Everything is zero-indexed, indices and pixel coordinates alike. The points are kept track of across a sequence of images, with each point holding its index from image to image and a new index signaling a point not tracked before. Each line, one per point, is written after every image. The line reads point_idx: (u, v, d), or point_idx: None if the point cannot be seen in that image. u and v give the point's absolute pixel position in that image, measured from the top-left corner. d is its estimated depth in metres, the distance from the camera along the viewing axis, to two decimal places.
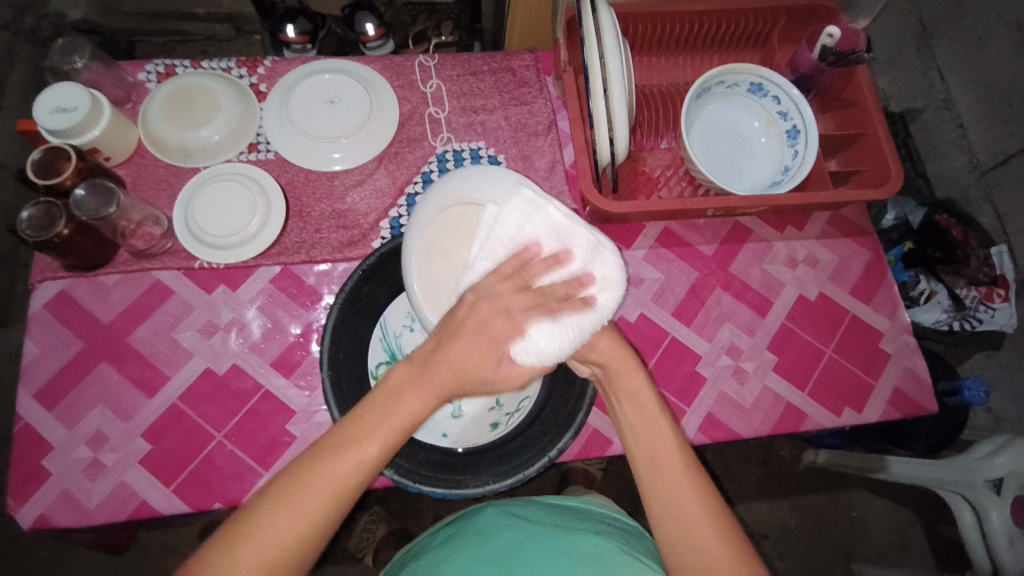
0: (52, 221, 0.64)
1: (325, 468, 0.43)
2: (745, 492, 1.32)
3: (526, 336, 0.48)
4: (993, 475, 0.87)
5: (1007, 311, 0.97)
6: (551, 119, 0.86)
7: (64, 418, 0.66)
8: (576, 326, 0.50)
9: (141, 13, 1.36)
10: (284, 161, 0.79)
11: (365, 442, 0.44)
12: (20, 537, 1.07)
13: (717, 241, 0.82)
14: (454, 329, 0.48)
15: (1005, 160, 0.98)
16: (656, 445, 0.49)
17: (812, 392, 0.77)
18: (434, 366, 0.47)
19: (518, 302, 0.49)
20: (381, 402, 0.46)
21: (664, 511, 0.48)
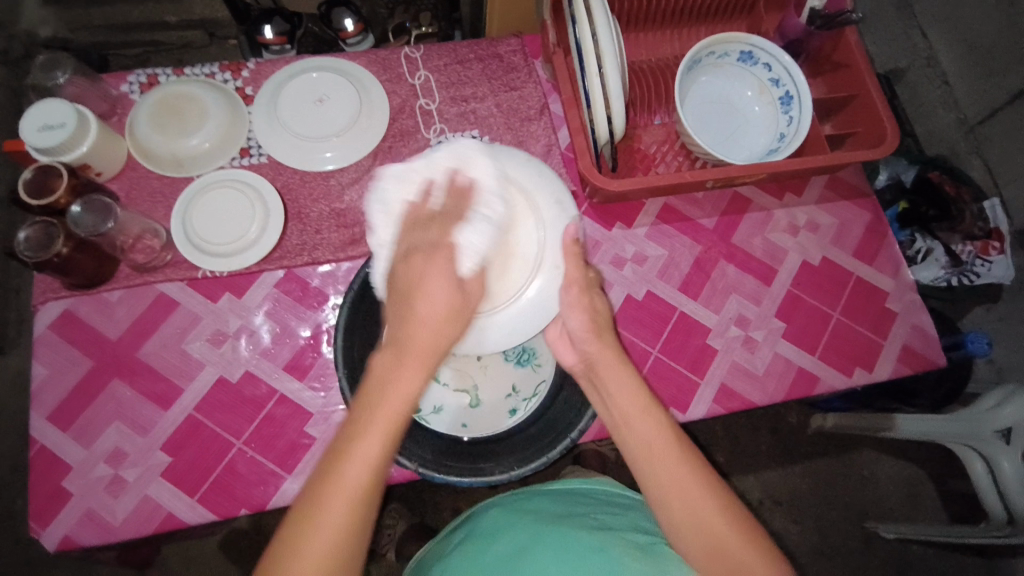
0: (50, 241, 0.63)
1: (324, 497, 0.40)
2: (756, 461, 1.33)
3: (461, 243, 0.53)
4: (1001, 426, 0.88)
5: (1003, 263, 0.97)
6: (543, 102, 0.85)
7: (79, 437, 0.66)
8: (484, 219, 0.56)
9: (111, 25, 1.32)
10: (277, 164, 0.78)
11: (357, 461, 0.41)
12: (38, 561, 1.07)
13: (717, 213, 0.82)
14: (414, 284, 0.49)
15: (993, 112, 0.99)
16: (648, 430, 0.50)
17: (823, 355, 0.78)
18: (408, 347, 0.46)
19: (434, 232, 0.53)
20: (362, 401, 0.44)
21: (662, 486, 0.48)
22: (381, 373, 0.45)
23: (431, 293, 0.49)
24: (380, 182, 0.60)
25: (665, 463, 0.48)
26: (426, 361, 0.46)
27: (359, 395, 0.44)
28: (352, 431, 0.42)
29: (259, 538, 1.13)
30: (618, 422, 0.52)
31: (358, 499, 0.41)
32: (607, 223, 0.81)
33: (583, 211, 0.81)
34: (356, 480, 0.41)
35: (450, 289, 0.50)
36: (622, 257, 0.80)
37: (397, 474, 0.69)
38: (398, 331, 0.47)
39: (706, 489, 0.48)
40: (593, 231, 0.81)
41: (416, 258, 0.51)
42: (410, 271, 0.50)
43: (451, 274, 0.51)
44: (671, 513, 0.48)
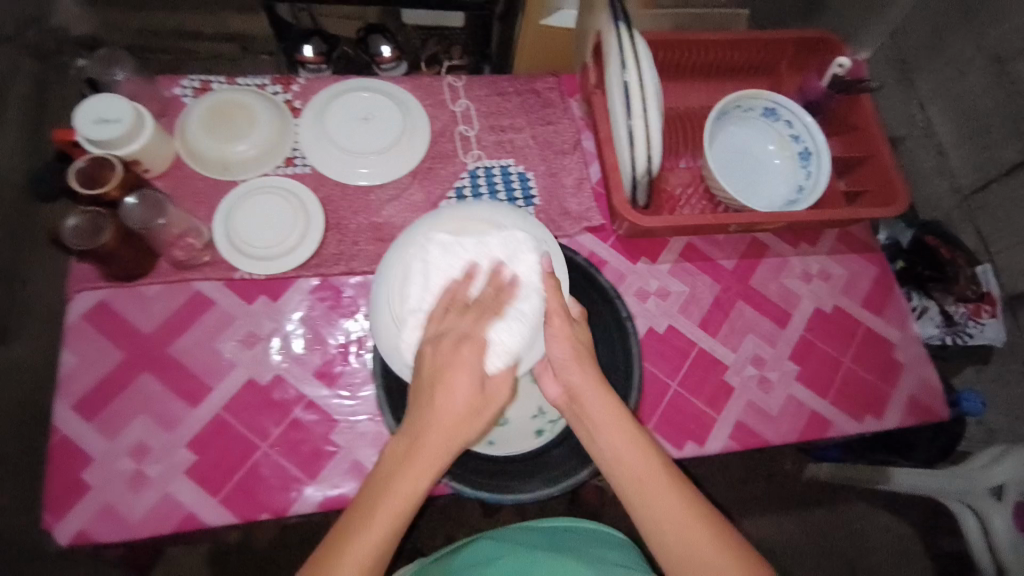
0: (98, 233, 0.64)
1: (331, 571, 0.44)
2: (750, 505, 1.34)
3: (490, 337, 0.53)
4: (994, 482, 0.92)
5: (996, 326, 0.99)
6: (577, 138, 0.89)
7: (105, 428, 0.66)
8: (519, 313, 0.55)
9: (144, 30, 1.36)
10: (320, 176, 0.80)
11: (361, 547, 0.45)
12: None
13: (736, 256, 0.86)
14: (437, 376, 0.50)
15: (987, 184, 1.00)
16: (645, 469, 0.51)
17: (834, 399, 0.80)
18: (423, 447, 0.47)
19: (468, 321, 0.53)
20: (368, 502, 0.46)
21: (658, 527, 0.49)
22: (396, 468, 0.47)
23: (458, 390, 0.49)
24: (433, 243, 0.60)
25: (659, 503, 0.49)
26: (433, 463, 0.47)
27: (364, 492, 0.47)
28: (357, 525, 0.45)
29: (248, 552, 1.09)
30: (609, 463, 0.52)
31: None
32: (632, 256, 0.84)
33: (611, 244, 0.84)
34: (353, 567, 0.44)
35: (473, 388, 0.49)
36: (646, 291, 0.83)
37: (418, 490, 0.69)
38: (414, 430, 0.48)
39: (710, 540, 0.49)
40: (619, 263, 0.83)
41: (453, 348, 0.51)
42: (437, 359, 0.50)
43: (475, 373, 0.50)
44: (680, 572, 0.48)
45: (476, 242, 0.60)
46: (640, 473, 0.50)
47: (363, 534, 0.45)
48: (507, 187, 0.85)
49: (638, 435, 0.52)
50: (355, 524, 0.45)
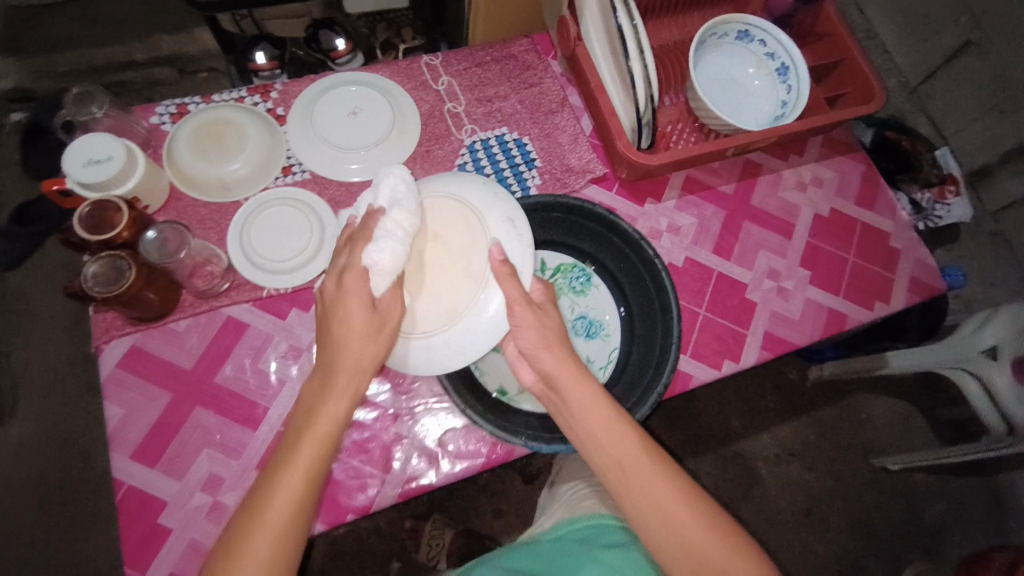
0: (121, 275, 0.63)
1: (263, 506, 0.50)
2: (765, 420, 1.40)
3: (367, 265, 0.54)
4: (985, 345, 0.98)
5: (961, 204, 1.01)
6: (562, 95, 0.90)
7: (170, 470, 0.65)
8: (404, 240, 0.56)
9: (71, 70, 1.26)
10: (321, 180, 0.79)
11: (286, 484, 0.50)
12: None
13: (734, 179, 0.89)
14: (331, 312, 0.53)
15: (933, 73, 1.04)
16: (631, 459, 0.55)
17: (847, 294, 0.86)
18: (334, 378, 0.53)
19: (349, 252, 0.55)
20: (292, 440, 0.52)
21: (640, 508, 0.54)
22: (312, 410, 0.53)
23: (348, 322, 0.53)
24: (326, 202, 0.62)
25: (647, 485, 0.54)
26: (344, 394, 0.53)
27: (288, 434, 0.52)
28: (278, 466, 0.51)
29: None
30: (596, 449, 0.56)
31: (282, 523, 0.50)
32: (638, 199, 0.86)
33: (616, 192, 0.86)
34: (285, 502, 0.50)
35: (365, 316, 0.53)
36: (658, 229, 0.85)
37: (491, 461, 0.71)
38: (326, 366, 0.53)
39: (687, 506, 0.54)
40: (627, 208, 0.86)
41: (339, 285, 0.54)
42: (331, 295, 0.54)
43: (364, 301, 0.53)
44: (659, 540, 0.54)
45: (369, 190, 0.61)
46: (626, 460, 0.55)
47: (286, 472, 0.50)
48: (507, 156, 0.85)
49: (616, 424, 0.56)
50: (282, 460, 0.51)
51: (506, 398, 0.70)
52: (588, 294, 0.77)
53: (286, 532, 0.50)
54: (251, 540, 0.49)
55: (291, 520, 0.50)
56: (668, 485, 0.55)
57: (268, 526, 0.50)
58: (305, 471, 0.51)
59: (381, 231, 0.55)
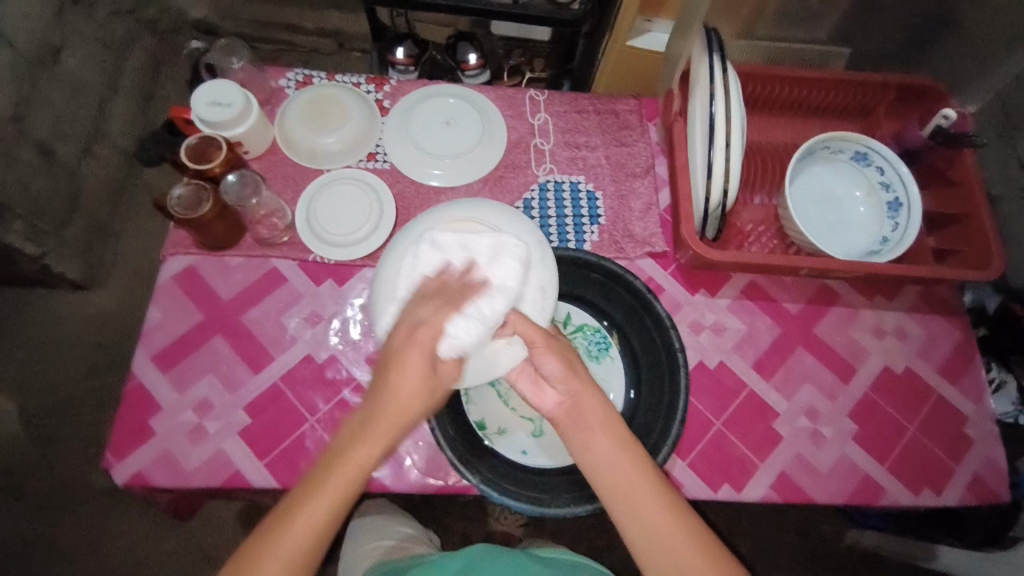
0: (199, 204, 0.71)
1: (281, 533, 0.50)
2: (779, 563, 1.23)
3: (446, 332, 0.53)
4: None
5: None
6: (650, 162, 0.89)
7: (175, 381, 0.72)
8: (482, 312, 0.54)
9: (254, 20, 1.46)
10: (397, 173, 0.84)
11: (305, 514, 0.50)
12: (62, 495, 1.12)
13: (802, 300, 0.83)
14: (392, 359, 0.52)
15: None
16: (629, 482, 0.54)
17: (892, 466, 0.76)
18: (371, 425, 0.51)
19: (431, 309, 0.54)
20: (315, 478, 0.51)
21: (642, 533, 0.53)
22: (330, 462, 0.51)
23: (403, 379, 0.52)
24: (427, 239, 0.59)
25: (649, 511, 0.53)
26: (378, 443, 0.51)
27: (318, 466, 0.52)
28: (296, 507, 0.50)
29: None
30: (598, 470, 0.55)
31: (298, 557, 0.50)
32: (691, 287, 0.82)
33: (671, 272, 0.83)
34: (297, 539, 0.50)
35: (422, 369, 0.52)
36: (701, 323, 0.81)
37: (447, 487, 0.70)
38: (369, 409, 0.52)
39: (688, 536, 0.53)
40: (676, 292, 0.82)
41: (409, 330, 0.53)
42: (395, 345, 0.53)
43: (429, 355, 0.52)
44: (658, 563, 0.53)
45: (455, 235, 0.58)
46: (630, 485, 0.54)
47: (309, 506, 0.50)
48: (574, 204, 0.86)
49: (627, 442, 0.56)
50: (304, 494, 0.51)
51: (481, 433, 0.69)
52: (601, 363, 0.73)
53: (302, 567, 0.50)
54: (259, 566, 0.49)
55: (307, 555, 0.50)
56: (671, 514, 0.54)
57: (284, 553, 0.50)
58: (322, 517, 0.50)
59: (472, 307, 0.54)
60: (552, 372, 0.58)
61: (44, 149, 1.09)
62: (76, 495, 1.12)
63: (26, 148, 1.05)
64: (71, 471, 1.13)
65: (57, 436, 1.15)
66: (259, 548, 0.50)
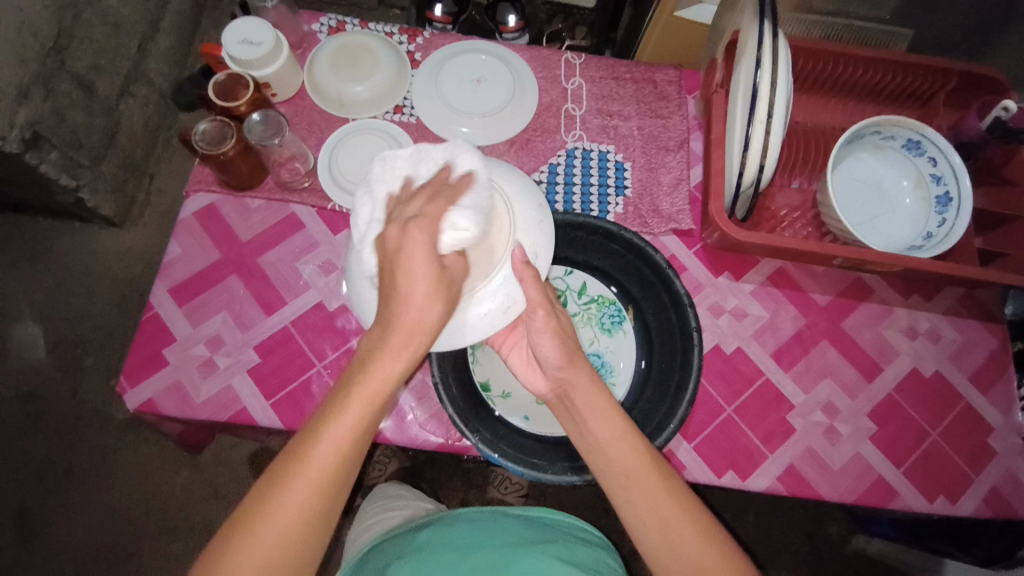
0: (223, 140, 0.71)
1: (309, 451, 0.44)
2: (780, 560, 1.20)
3: (449, 224, 0.48)
4: None
5: None
6: (685, 137, 0.85)
7: (190, 315, 0.73)
8: (473, 203, 0.49)
9: None
10: (423, 128, 0.83)
11: (335, 433, 0.44)
12: (83, 422, 1.17)
13: (832, 292, 0.79)
14: (397, 259, 0.47)
15: None
16: (629, 466, 0.52)
17: (908, 471, 0.72)
18: (398, 326, 0.46)
19: (419, 202, 0.48)
20: (341, 394, 0.45)
21: (640, 520, 0.51)
22: (351, 384, 0.45)
23: (414, 276, 0.46)
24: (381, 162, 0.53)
25: (647, 496, 0.51)
26: (409, 350, 0.46)
27: (340, 380, 0.46)
28: (321, 426, 0.44)
29: None
30: (599, 457, 0.54)
31: (327, 481, 0.44)
32: (714, 269, 0.79)
33: (695, 251, 0.80)
34: (325, 462, 0.44)
35: (429, 262, 0.47)
36: (721, 307, 0.78)
37: (446, 444, 0.70)
38: (389, 314, 0.46)
39: (691, 524, 0.50)
40: (699, 272, 0.79)
41: (389, 233, 0.48)
42: (395, 241, 0.47)
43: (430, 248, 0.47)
44: (660, 552, 0.50)
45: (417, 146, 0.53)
46: (626, 469, 0.52)
47: (338, 421, 0.44)
48: (601, 173, 0.83)
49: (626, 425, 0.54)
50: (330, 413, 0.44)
51: (485, 394, 0.69)
52: (613, 336, 0.73)
53: (329, 491, 0.44)
54: (285, 492, 0.43)
55: (334, 481, 0.44)
56: (670, 498, 0.51)
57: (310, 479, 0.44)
58: (354, 428, 0.45)
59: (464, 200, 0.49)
60: (549, 359, 0.59)
61: (84, 83, 1.04)
62: (96, 423, 1.17)
63: (66, 80, 1.00)
64: (95, 399, 1.18)
65: (82, 365, 1.19)
66: (280, 478, 0.43)
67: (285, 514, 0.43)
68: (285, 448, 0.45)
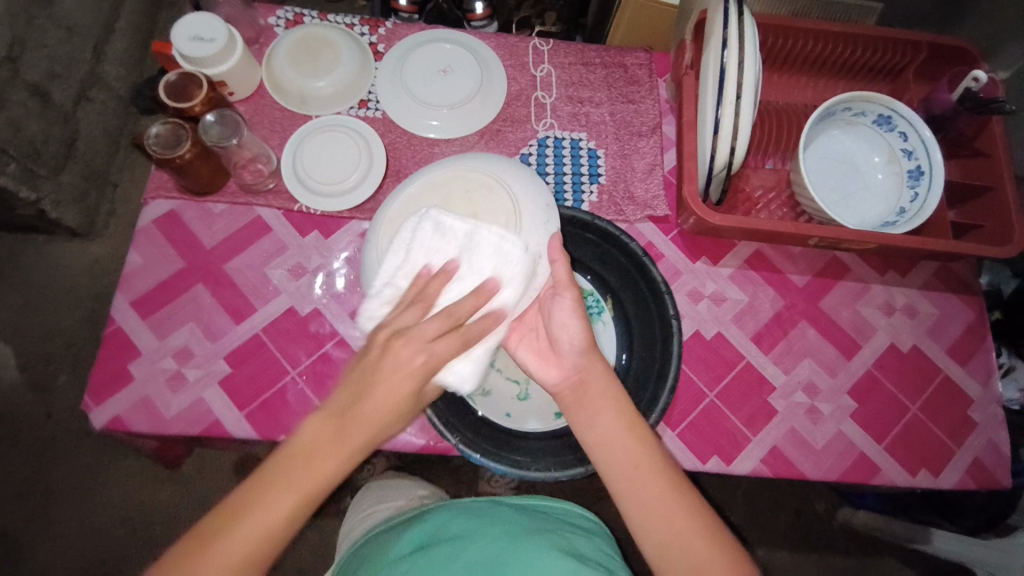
0: (177, 143, 0.68)
1: (250, 509, 0.43)
2: (767, 536, 1.22)
3: (449, 369, 0.52)
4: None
5: None
6: (657, 121, 0.84)
7: (156, 328, 0.70)
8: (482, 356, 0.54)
9: None
10: (390, 123, 0.81)
11: (276, 500, 0.43)
12: (57, 441, 1.13)
13: (809, 273, 0.79)
14: (381, 359, 0.46)
15: None
16: (635, 461, 0.52)
17: (890, 446, 0.73)
18: (359, 411, 0.45)
19: (439, 330, 0.48)
20: (290, 457, 0.44)
21: (642, 514, 0.50)
22: (255, 493, 0.43)
23: (390, 385, 0.45)
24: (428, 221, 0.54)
25: (652, 493, 0.50)
26: (358, 440, 0.45)
27: (294, 444, 0.45)
28: (271, 479, 0.44)
29: None
30: (602, 447, 0.53)
31: (253, 550, 0.43)
32: (692, 254, 0.79)
33: (672, 237, 0.79)
34: (222, 568, 0.42)
35: (411, 394, 0.46)
36: (700, 292, 0.77)
37: (427, 446, 0.69)
38: (355, 394, 0.46)
39: (695, 522, 0.49)
40: (676, 258, 0.78)
41: (395, 349, 0.46)
42: (387, 342, 0.47)
43: (418, 383, 0.46)
44: (662, 552, 0.49)
45: (462, 231, 0.54)
46: (631, 459, 0.52)
47: (284, 486, 0.43)
48: (574, 161, 0.81)
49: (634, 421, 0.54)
50: (281, 468, 0.44)
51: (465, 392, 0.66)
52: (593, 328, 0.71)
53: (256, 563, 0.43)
54: (215, 549, 0.42)
55: (260, 555, 0.43)
56: (673, 487, 0.51)
57: (243, 542, 0.42)
58: (296, 497, 0.44)
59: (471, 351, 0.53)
60: (569, 346, 0.58)
61: (39, 90, 1.00)
62: (71, 442, 1.13)
63: (20, 89, 0.95)
64: (69, 417, 1.14)
65: (52, 384, 1.15)
66: (201, 538, 0.42)
67: (209, 573, 0.41)
68: (229, 496, 0.44)
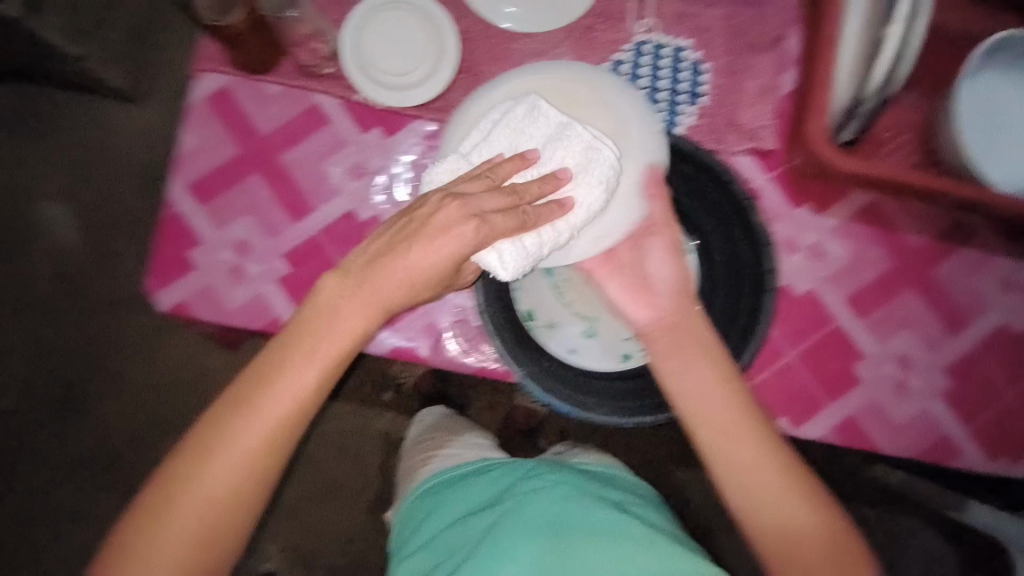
0: (229, 8, 0.59)
1: (259, 394, 0.43)
2: None
3: (494, 248, 0.48)
4: None
5: None
6: (780, 33, 0.71)
7: (212, 216, 0.66)
8: (538, 241, 0.49)
9: None
10: (466, 6, 0.69)
11: (294, 378, 0.43)
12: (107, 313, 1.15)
13: (928, 233, 0.69)
14: (406, 232, 0.45)
15: None
16: (726, 415, 0.48)
17: (978, 430, 0.67)
18: (372, 284, 0.45)
19: (497, 201, 0.46)
20: (296, 337, 0.44)
21: (730, 465, 0.47)
22: (274, 376, 0.43)
23: (411, 256, 0.45)
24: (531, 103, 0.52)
25: (745, 445, 0.47)
26: (369, 308, 0.45)
27: (295, 326, 0.45)
28: (274, 371, 0.43)
29: None
30: (689, 397, 0.49)
31: (275, 429, 0.43)
32: (796, 198, 0.69)
33: (774, 176, 0.70)
34: (245, 448, 0.42)
35: (456, 256, 0.45)
36: (798, 242, 0.69)
37: (483, 372, 0.66)
38: (361, 273, 0.45)
39: (787, 474, 0.46)
40: (777, 201, 0.69)
41: (445, 209, 0.45)
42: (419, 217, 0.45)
43: (461, 248, 0.45)
44: (752, 505, 0.46)
45: (557, 124, 0.52)
46: (726, 413, 0.48)
47: (295, 368, 0.43)
48: (674, 74, 0.70)
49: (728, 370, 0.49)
50: (283, 355, 0.43)
51: (531, 324, 0.62)
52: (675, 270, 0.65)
53: (280, 439, 0.43)
54: (234, 429, 0.42)
55: (284, 432, 0.43)
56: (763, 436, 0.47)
57: (260, 424, 0.43)
58: (305, 380, 0.43)
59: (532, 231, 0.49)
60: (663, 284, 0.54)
61: None
62: (120, 315, 1.15)
63: None
64: (117, 290, 1.15)
65: (100, 256, 1.15)
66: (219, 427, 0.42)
67: (238, 454, 0.42)
68: (236, 386, 0.44)
